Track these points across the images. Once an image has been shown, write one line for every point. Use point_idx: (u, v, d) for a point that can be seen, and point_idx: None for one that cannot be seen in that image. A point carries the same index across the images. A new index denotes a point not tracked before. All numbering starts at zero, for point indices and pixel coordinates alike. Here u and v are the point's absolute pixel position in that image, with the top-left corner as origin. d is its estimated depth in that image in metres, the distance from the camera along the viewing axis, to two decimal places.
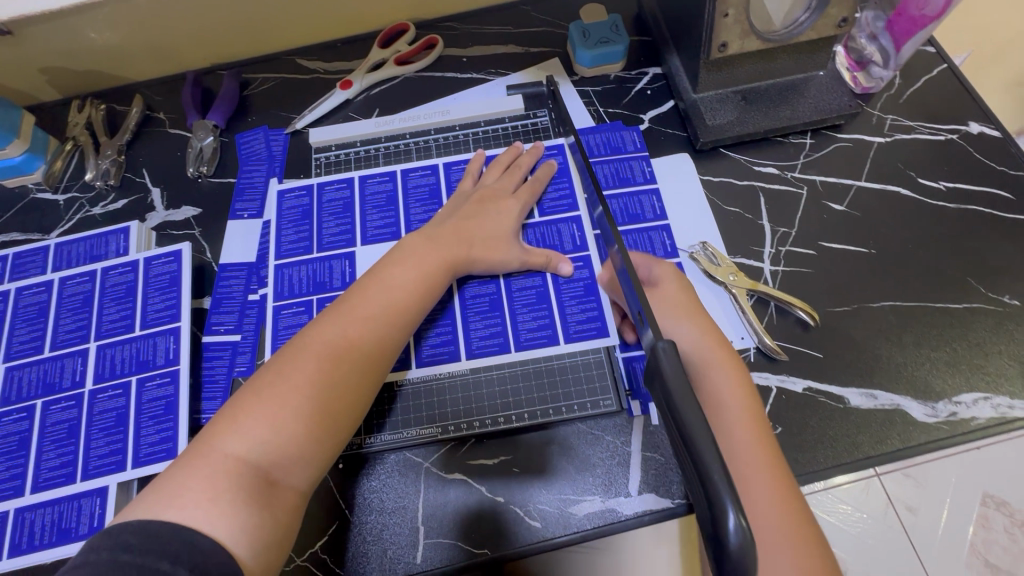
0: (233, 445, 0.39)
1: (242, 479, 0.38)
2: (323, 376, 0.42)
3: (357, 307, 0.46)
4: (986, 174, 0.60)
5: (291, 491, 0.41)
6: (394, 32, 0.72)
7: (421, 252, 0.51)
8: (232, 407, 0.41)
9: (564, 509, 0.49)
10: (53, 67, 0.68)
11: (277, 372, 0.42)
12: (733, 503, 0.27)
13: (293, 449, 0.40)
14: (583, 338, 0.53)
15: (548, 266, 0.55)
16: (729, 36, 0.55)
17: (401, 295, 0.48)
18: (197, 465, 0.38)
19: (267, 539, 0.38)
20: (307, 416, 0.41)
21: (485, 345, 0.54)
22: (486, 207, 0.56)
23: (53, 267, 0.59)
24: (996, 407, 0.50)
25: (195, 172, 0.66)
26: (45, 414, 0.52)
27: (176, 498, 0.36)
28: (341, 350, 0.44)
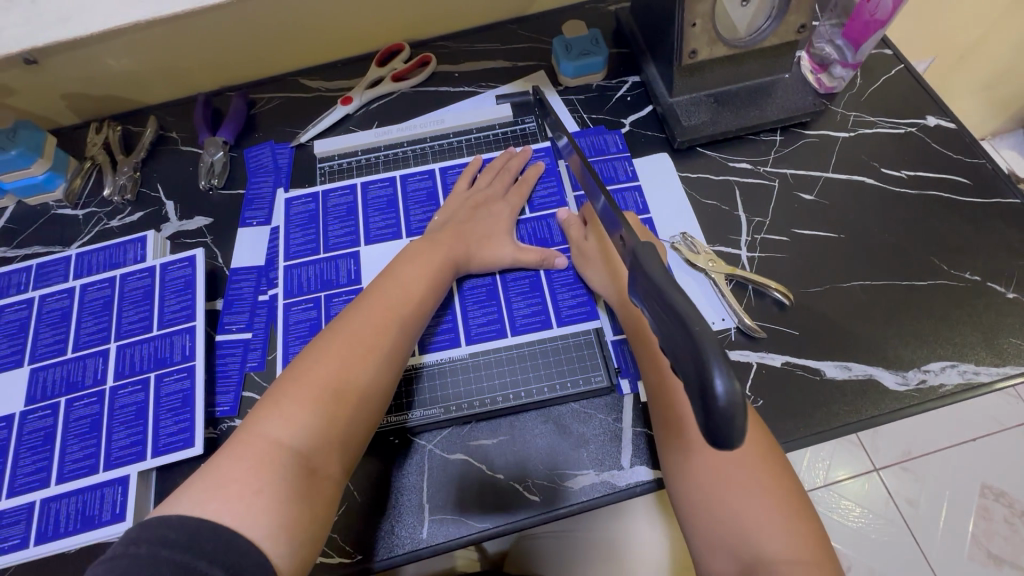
0: (275, 432, 0.43)
1: (284, 466, 0.41)
2: (351, 362, 0.47)
3: (378, 303, 0.51)
4: (944, 162, 0.65)
5: (328, 481, 0.44)
6: (391, 52, 0.77)
7: (427, 253, 0.56)
8: (271, 397, 0.45)
9: (561, 484, 0.51)
10: (73, 93, 0.73)
11: (308, 362, 0.47)
12: (722, 371, 0.28)
13: (328, 437, 0.44)
14: (576, 323, 0.57)
15: (542, 263, 0.59)
16: (698, 44, 0.61)
17: (414, 290, 0.53)
18: (242, 456, 0.41)
19: (308, 529, 0.41)
20: (337, 399, 0.45)
21: (485, 333, 0.57)
22: (480, 211, 0.61)
23: (74, 275, 0.63)
24: (963, 374, 0.53)
25: (207, 185, 0.70)
26: (69, 411, 0.55)
27: (219, 490, 0.39)
28: (364, 337, 0.48)
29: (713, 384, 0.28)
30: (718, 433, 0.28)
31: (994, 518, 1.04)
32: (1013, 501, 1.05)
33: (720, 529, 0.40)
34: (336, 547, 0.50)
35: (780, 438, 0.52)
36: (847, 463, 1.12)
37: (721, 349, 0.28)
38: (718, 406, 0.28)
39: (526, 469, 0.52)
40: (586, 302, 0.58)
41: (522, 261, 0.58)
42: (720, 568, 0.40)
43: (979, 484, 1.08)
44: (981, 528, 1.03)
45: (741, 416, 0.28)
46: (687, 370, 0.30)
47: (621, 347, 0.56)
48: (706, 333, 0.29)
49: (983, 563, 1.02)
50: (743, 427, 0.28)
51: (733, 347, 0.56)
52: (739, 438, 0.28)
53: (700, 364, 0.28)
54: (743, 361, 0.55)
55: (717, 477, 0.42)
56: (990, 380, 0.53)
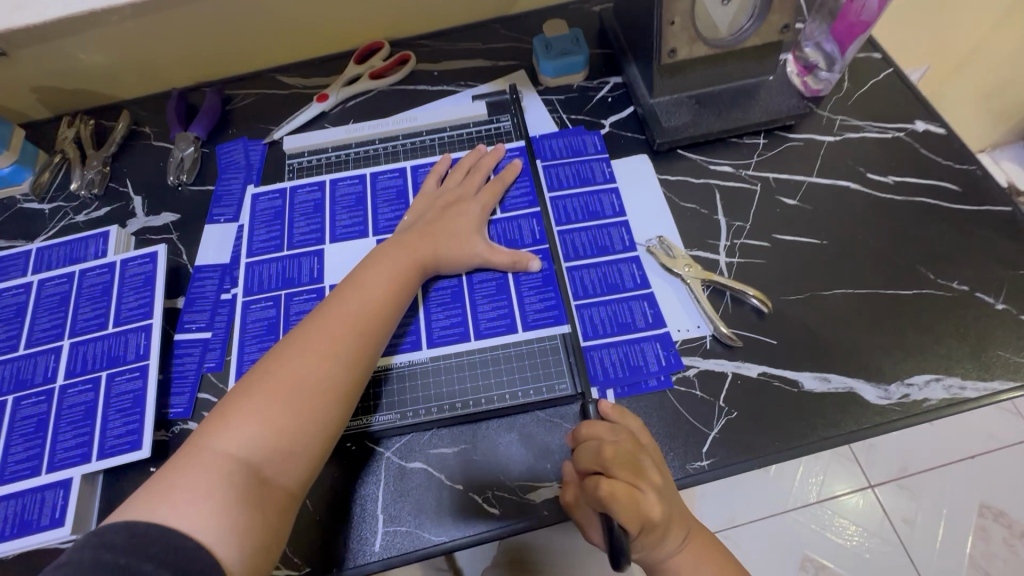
0: (223, 443, 0.41)
1: (233, 476, 0.40)
2: (307, 370, 0.45)
3: (338, 308, 0.49)
4: (933, 168, 0.62)
5: (282, 490, 0.42)
6: (370, 50, 0.76)
7: (393, 255, 0.54)
8: (222, 408, 0.43)
9: (523, 495, 0.49)
10: (46, 87, 0.72)
11: (264, 369, 0.45)
12: None
13: (283, 446, 0.42)
14: (544, 328, 0.55)
15: (515, 267, 0.56)
16: (678, 43, 0.59)
17: (379, 293, 0.51)
18: (191, 464, 0.40)
19: (256, 541, 0.39)
20: (293, 408, 0.43)
21: (450, 337, 0.55)
22: (450, 211, 0.59)
23: (33, 270, 0.61)
24: (948, 389, 0.51)
25: (176, 180, 0.68)
26: (15, 409, 0.53)
27: (166, 498, 0.38)
28: (323, 343, 0.46)
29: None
30: None
31: (992, 540, 1.00)
32: (1013, 522, 1.02)
33: None
34: (285, 560, 0.48)
35: (753, 454, 0.49)
36: (842, 479, 1.09)
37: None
38: None
39: (488, 482, 0.50)
40: (554, 305, 0.56)
41: (492, 262, 0.56)
42: None
43: (978, 504, 1.05)
44: (979, 549, 1.00)
45: None
46: None
47: (590, 353, 0.54)
48: None
49: None
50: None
51: (708, 356, 0.54)
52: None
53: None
54: (718, 371, 0.53)
55: None
56: (977, 396, 0.50)
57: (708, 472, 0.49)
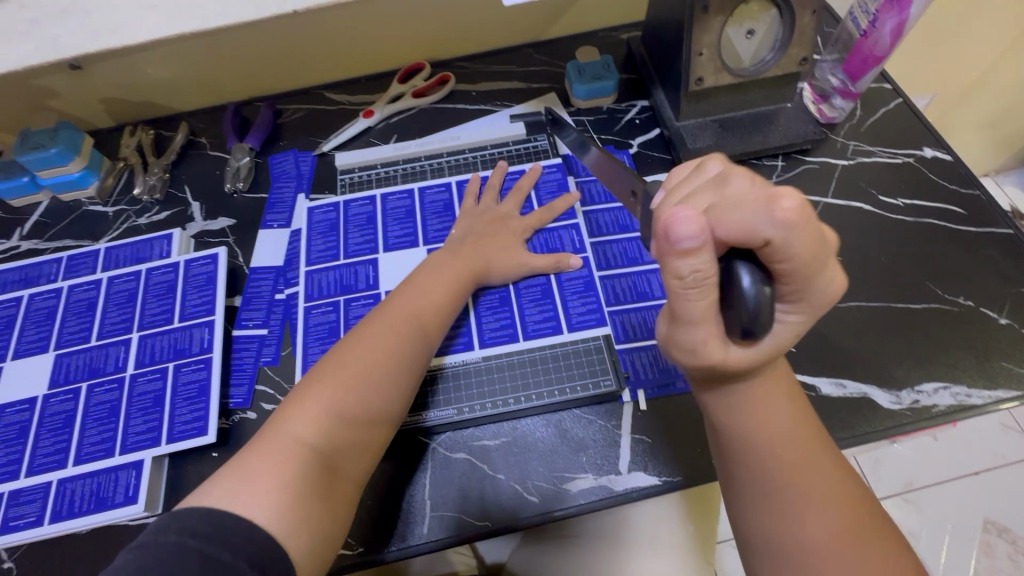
0: (301, 429, 0.45)
1: (307, 462, 0.43)
2: (371, 366, 0.49)
3: (400, 311, 0.54)
4: (940, 192, 0.67)
5: (348, 480, 0.46)
6: (412, 70, 0.82)
7: (447, 265, 0.59)
8: (297, 396, 0.47)
9: (559, 486, 0.53)
10: (112, 98, 0.78)
11: (330, 364, 0.49)
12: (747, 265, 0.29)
13: (351, 438, 0.46)
14: (588, 330, 0.59)
15: (558, 266, 0.62)
16: (705, 71, 0.64)
17: (431, 298, 0.56)
18: (270, 450, 0.43)
19: (323, 533, 0.42)
20: (356, 401, 0.47)
21: (500, 337, 0.59)
22: (495, 226, 0.64)
23: (102, 267, 0.66)
24: (956, 396, 0.55)
25: (232, 188, 0.73)
26: (89, 395, 0.58)
27: (246, 482, 0.41)
28: (389, 343, 0.51)
29: (739, 280, 0.29)
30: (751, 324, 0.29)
31: (996, 556, 1.03)
32: (1017, 538, 1.04)
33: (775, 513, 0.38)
34: None
35: None
36: None
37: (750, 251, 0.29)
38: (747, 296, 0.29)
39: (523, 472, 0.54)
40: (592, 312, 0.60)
41: (534, 266, 0.61)
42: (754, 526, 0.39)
43: (982, 519, 1.07)
44: (983, 564, 1.03)
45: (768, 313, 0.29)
46: None
47: (626, 357, 0.58)
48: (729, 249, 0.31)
49: None
50: (766, 318, 0.29)
51: None
52: (764, 330, 0.29)
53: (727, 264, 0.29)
54: None
55: (776, 499, 0.38)
56: (983, 403, 0.54)
57: None
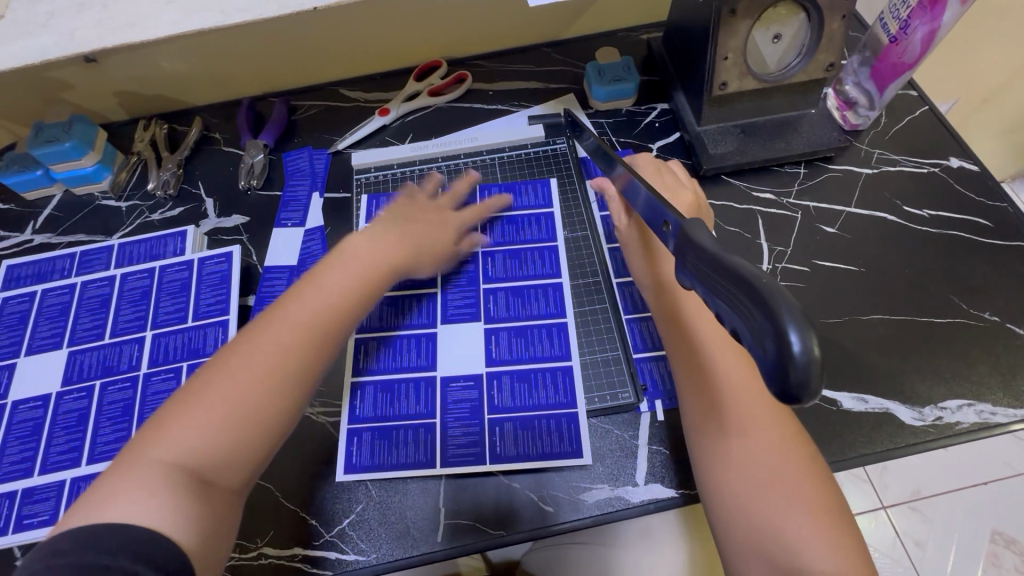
0: (161, 452, 0.41)
1: (177, 480, 0.40)
2: (257, 378, 0.45)
3: (269, 318, 0.49)
4: (966, 203, 0.66)
5: (226, 490, 0.42)
6: (429, 68, 0.81)
7: (360, 254, 0.55)
8: (160, 418, 0.43)
9: (575, 496, 0.52)
10: (127, 92, 0.77)
11: (208, 375, 0.45)
12: (795, 324, 0.23)
13: (220, 454, 0.42)
14: (537, 348, 0.59)
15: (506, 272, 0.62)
16: (729, 76, 0.63)
17: (337, 297, 0.51)
18: (128, 471, 0.40)
19: (206, 534, 0.40)
20: (234, 415, 0.43)
21: (454, 347, 0.59)
22: (434, 219, 0.62)
23: (116, 264, 0.65)
24: (980, 414, 0.54)
25: (246, 185, 0.73)
26: (103, 394, 0.57)
27: (111, 498, 0.38)
28: (271, 357, 0.46)
29: (788, 339, 0.23)
30: (791, 389, 0.23)
31: (1003, 566, 1.01)
32: None
33: (749, 513, 0.42)
34: (352, 545, 0.51)
35: None
36: (857, 499, 1.11)
37: (797, 304, 0.24)
38: (788, 361, 0.23)
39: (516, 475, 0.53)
40: (594, 324, 0.60)
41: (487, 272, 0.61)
42: (740, 550, 0.41)
43: (990, 530, 1.06)
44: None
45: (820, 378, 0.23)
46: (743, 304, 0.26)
47: (644, 365, 0.57)
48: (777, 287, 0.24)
49: None
50: (816, 385, 0.23)
51: None
52: (814, 398, 0.23)
53: (771, 317, 0.24)
54: None
55: (745, 494, 0.42)
56: (1007, 421, 0.53)
57: None
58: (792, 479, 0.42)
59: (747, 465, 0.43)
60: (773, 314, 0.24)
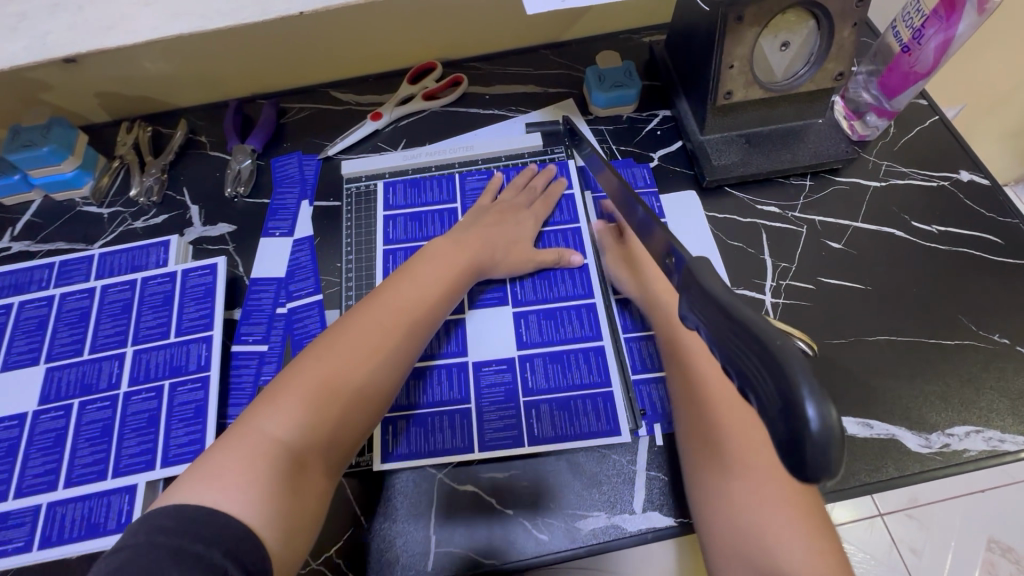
0: (273, 427, 0.43)
1: (278, 462, 0.42)
2: (357, 363, 0.47)
3: (375, 304, 0.51)
4: (976, 219, 0.64)
5: (318, 476, 0.44)
6: (423, 70, 0.78)
7: (447, 256, 0.57)
8: (270, 393, 0.45)
9: (570, 523, 0.50)
10: (108, 93, 0.74)
11: (320, 349, 0.48)
12: (811, 394, 0.21)
13: (323, 437, 0.44)
14: (568, 329, 0.59)
15: (560, 261, 0.62)
16: (734, 85, 0.61)
17: (431, 292, 0.54)
18: (239, 443, 0.42)
19: (292, 527, 0.41)
20: (335, 399, 0.45)
21: (486, 332, 0.60)
22: (506, 218, 0.63)
23: (96, 275, 0.63)
24: (988, 441, 0.52)
25: (232, 193, 0.70)
26: (81, 413, 0.55)
27: (217, 477, 0.40)
28: (376, 340, 0.49)
29: (800, 407, 0.21)
30: (804, 466, 0.21)
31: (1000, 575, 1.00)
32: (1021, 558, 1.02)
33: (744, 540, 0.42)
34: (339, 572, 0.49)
35: None
36: (854, 507, 1.10)
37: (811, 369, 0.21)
38: (804, 438, 0.21)
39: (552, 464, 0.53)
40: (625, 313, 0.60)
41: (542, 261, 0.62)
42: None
43: (986, 539, 1.05)
44: None
45: (840, 452, 0.21)
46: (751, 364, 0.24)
47: (643, 388, 0.56)
48: (790, 350, 0.22)
49: None
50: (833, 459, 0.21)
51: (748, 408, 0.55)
52: (833, 476, 0.21)
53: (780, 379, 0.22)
54: None
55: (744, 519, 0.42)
56: (1016, 449, 0.52)
57: None
58: (792, 525, 0.41)
59: (751, 510, 0.43)
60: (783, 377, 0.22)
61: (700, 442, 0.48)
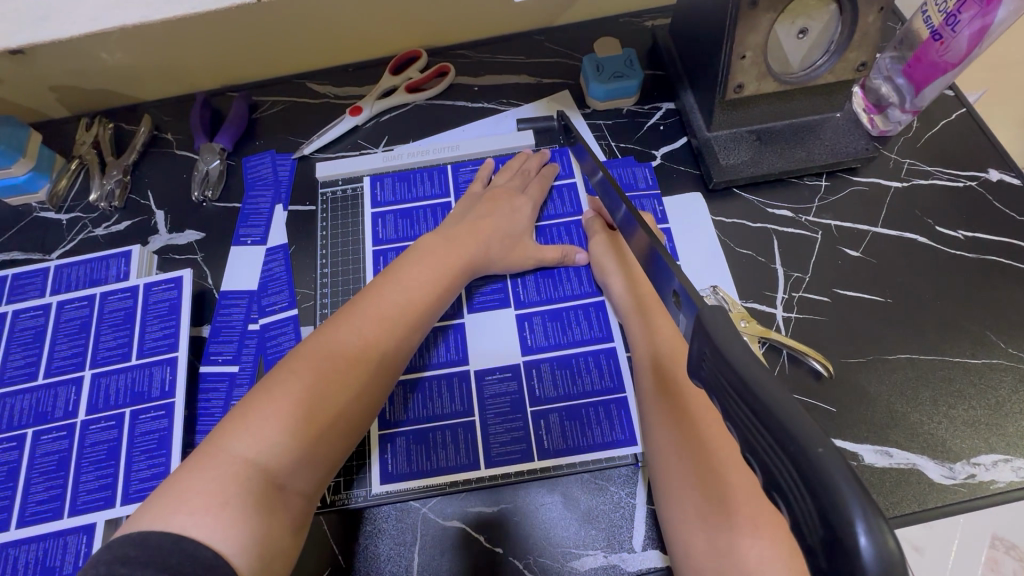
0: (243, 447, 0.37)
1: (250, 484, 0.36)
2: (353, 360, 0.43)
3: (369, 296, 0.47)
4: (1006, 223, 0.59)
5: (297, 496, 0.39)
6: (406, 58, 0.71)
7: (438, 252, 0.52)
8: (241, 409, 0.39)
9: (564, 563, 0.46)
10: (64, 86, 0.68)
11: (312, 343, 0.43)
12: (863, 519, 0.18)
13: (303, 452, 0.39)
14: (576, 331, 0.55)
15: (564, 260, 0.57)
16: (746, 78, 0.55)
17: (420, 292, 0.49)
18: (206, 466, 0.36)
19: (270, 556, 0.35)
20: (318, 412, 0.40)
21: (484, 338, 0.55)
22: (498, 205, 0.57)
23: (51, 290, 0.58)
24: (1017, 471, 0.48)
25: (200, 196, 0.65)
26: (35, 445, 0.51)
27: (181, 505, 0.34)
28: (374, 325, 0.45)
29: (851, 538, 0.18)
30: None
31: None
32: None
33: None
34: None
35: None
36: None
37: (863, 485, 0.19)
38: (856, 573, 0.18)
39: (552, 481, 0.49)
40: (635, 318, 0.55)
41: (544, 260, 0.57)
42: None
43: None
44: None
45: None
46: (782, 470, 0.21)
47: None
48: (834, 456, 0.19)
49: None
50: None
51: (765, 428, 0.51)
52: None
53: (828, 502, 0.19)
54: None
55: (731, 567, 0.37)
56: None
57: None
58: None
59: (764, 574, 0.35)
60: (832, 499, 0.19)
61: (697, 487, 0.40)
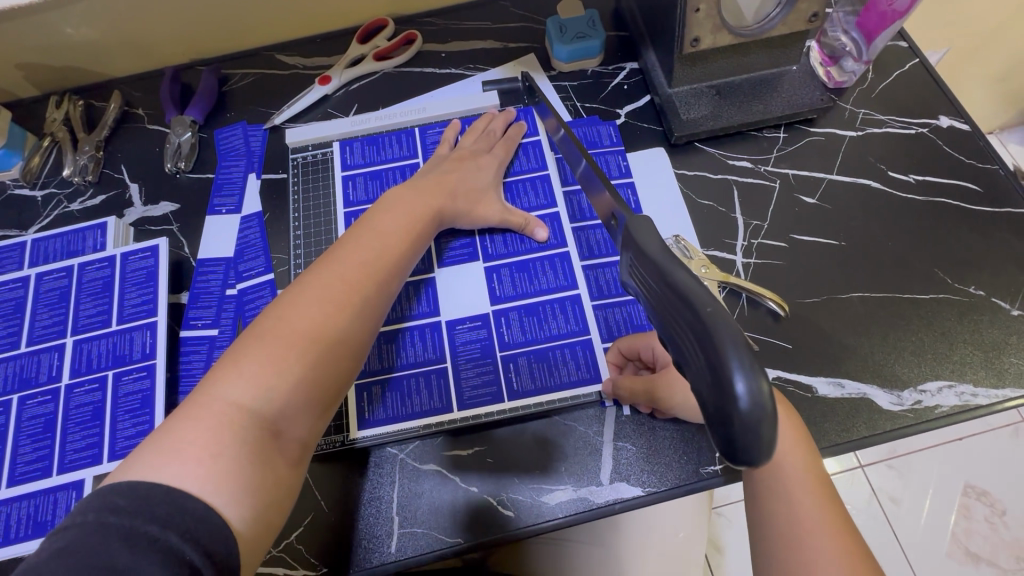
0: (235, 393, 0.38)
1: (245, 432, 0.37)
2: (339, 302, 0.44)
3: (349, 246, 0.48)
4: (955, 167, 0.61)
5: (294, 444, 0.41)
6: (373, 27, 0.72)
7: (408, 202, 0.53)
8: (233, 355, 0.40)
9: (535, 499, 0.49)
10: (30, 64, 0.68)
11: (297, 291, 0.44)
12: (740, 369, 0.24)
13: (297, 397, 0.40)
14: (542, 281, 0.57)
15: (525, 228, 0.58)
16: (701, 32, 0.56)
17: (397, 242, 0.50)
18: (197, 415, 0.37)
19: (266, 503, 0.37)
20: (309, 358, 0.41)
21: (455, 291, 0.57)
22: (465, 163, 0.59)
23: (29, 263, 0.59)
24: (961, 395, 0.51)
25: (173, 168, 0.66)
26: (21, 409, 0.52)
27: (176, 455, 0.35)
28: (357, 271, 0.46)
29: (732, 386, 0.24)
30: (733, 435, 0.24)
31: (973, 518, 0.99)
32: (995, 501, 0.99)
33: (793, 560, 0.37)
34: (298, 557, 0.48)
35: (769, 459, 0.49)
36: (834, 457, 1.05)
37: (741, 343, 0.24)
38: (736, 409, 0.24)
39: (524, 422, 0.52)
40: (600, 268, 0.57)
41: (508, 222, 0.58)
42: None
43: (963, 484, 1.01)
44: (961, 526, 0.98)
45: (768, 421, 0.24)
46: (692, 348, 0.26)
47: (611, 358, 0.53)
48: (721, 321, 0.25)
49: (961, 562, 0.97)
50: (771, 433, 0.24)
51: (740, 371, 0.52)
52: (763, 449, 0.24)
53: (716, 359, 0.24)
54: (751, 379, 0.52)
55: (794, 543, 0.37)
56: (990, 402, 0.50)
57: (720, 477, 0.48)
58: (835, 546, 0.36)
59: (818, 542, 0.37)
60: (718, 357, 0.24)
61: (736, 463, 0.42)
